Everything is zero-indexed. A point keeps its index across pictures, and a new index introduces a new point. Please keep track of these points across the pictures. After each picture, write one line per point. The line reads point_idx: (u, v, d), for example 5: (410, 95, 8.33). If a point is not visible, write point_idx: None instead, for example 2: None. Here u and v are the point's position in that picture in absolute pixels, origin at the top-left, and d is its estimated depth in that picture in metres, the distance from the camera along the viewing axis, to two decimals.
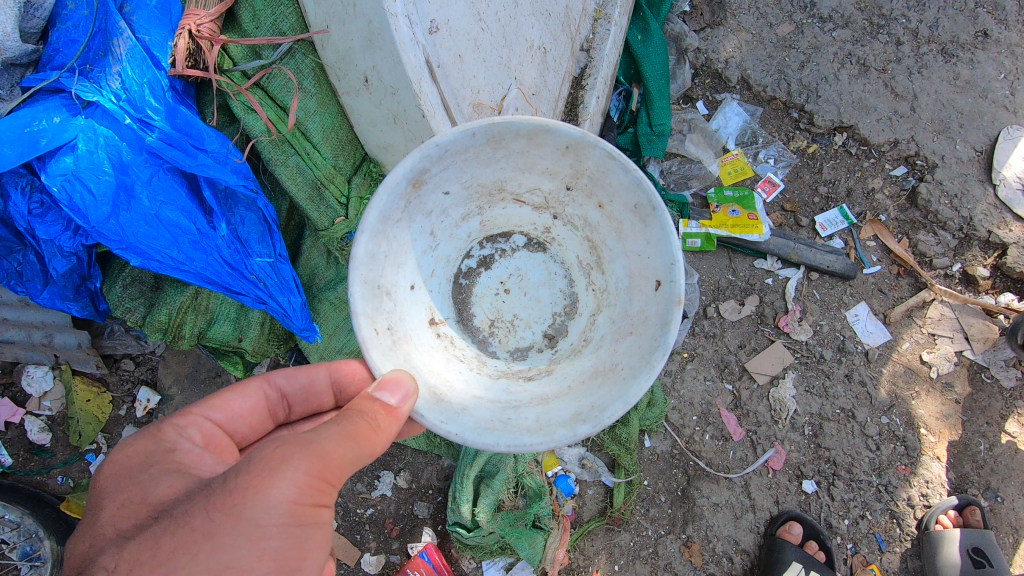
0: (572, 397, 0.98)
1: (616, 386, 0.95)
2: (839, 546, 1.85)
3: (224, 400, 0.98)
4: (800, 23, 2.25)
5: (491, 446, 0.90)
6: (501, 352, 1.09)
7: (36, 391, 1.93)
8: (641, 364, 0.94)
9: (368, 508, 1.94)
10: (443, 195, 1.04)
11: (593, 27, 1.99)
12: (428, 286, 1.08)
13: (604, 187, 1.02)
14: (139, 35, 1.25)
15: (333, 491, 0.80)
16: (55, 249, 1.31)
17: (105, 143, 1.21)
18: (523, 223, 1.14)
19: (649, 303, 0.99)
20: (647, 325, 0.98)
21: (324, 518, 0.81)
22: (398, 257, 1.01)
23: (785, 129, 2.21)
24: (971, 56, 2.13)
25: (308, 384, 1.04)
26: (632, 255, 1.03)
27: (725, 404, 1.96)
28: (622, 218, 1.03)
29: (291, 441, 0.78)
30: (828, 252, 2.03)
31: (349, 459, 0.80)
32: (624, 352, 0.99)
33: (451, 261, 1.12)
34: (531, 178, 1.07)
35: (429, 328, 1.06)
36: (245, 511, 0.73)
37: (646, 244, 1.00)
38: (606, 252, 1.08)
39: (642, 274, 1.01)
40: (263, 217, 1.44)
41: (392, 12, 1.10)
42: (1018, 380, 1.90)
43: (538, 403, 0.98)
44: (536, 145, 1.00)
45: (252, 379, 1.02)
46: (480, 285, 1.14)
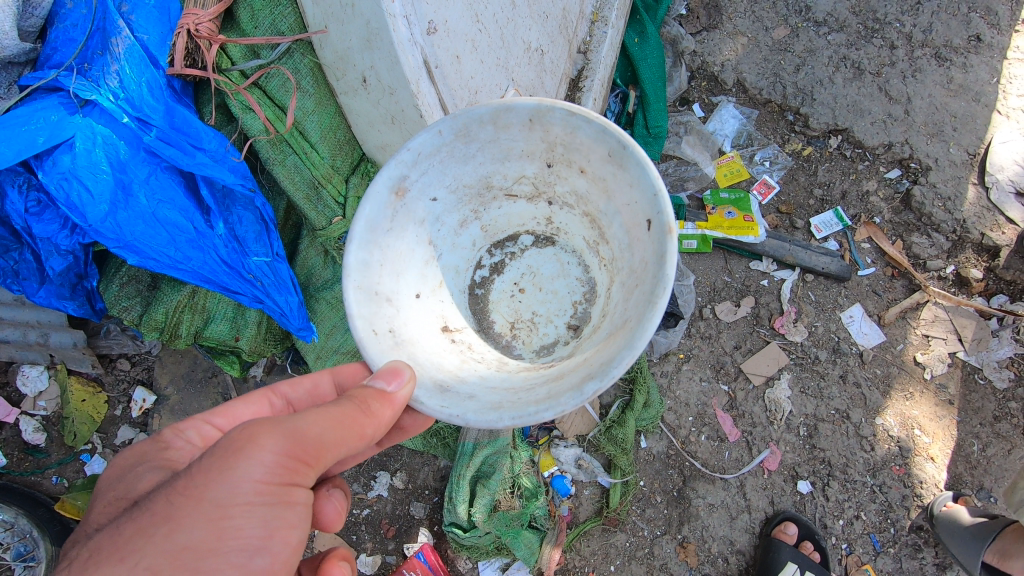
0: (586, 363, 0.92)
1: (624, 337, 0.88)
2: (834, 546, 1.86)
3: (227, 407, 0.96)
4: (796, 26, 2.28)
5: (495, 422, 0.88)
6: (526, 353, 1.08)
7: (31, 391, 1.93)
8: (644, 309, 0.89)
9: (365, 509, 1.94)
10: (431, 202, 1.06)
11: (590, 30, 2.00)
12: (437, 296, 1.08)
13: (579, 151, 1.01)
14: (138, 34, 1.23)
15: (307, 469, 0.79)
16: (52, 247, 1.31)
17: (103, 141, 1.20)
18: (526, 221, 1.14)
19: (647, 248, 0.94)
20: (646, 271, 0.93)
21: (296, 499, 0.78)
22: (397, 265, 1.02)
23: (780, 131, 2.22)
24: (965, 59, 2.15)
25: (314, 389, 1.01)
26: (624, 208, 1.00)
27: (721, 404, 1.97)
28: (604, 173, 1.01)
29: (262, 420, 0.78)
30: (823, 254, 2.04)
31: (322, 435, 0.79)
32: (633, 304, 0.93)
33: (461, 273, 1.13)
34: (514, 167, 1.08)
35: (442, 334, 1.05)
36: (205, 492, 0.72)
37: (631, 188, 0.97)
38: (604, 220, 1.05)
39: (636, 222, 0.98)
40: (260, 216, 1.44)
41: (391, 13, 1.10)
42: (1012, 382, 1.91)
43: (551, 380, 0.93)
44: (506, 127, 1.01)
45: (256, 389, 0.99)
46: (496, 291, 1.14)
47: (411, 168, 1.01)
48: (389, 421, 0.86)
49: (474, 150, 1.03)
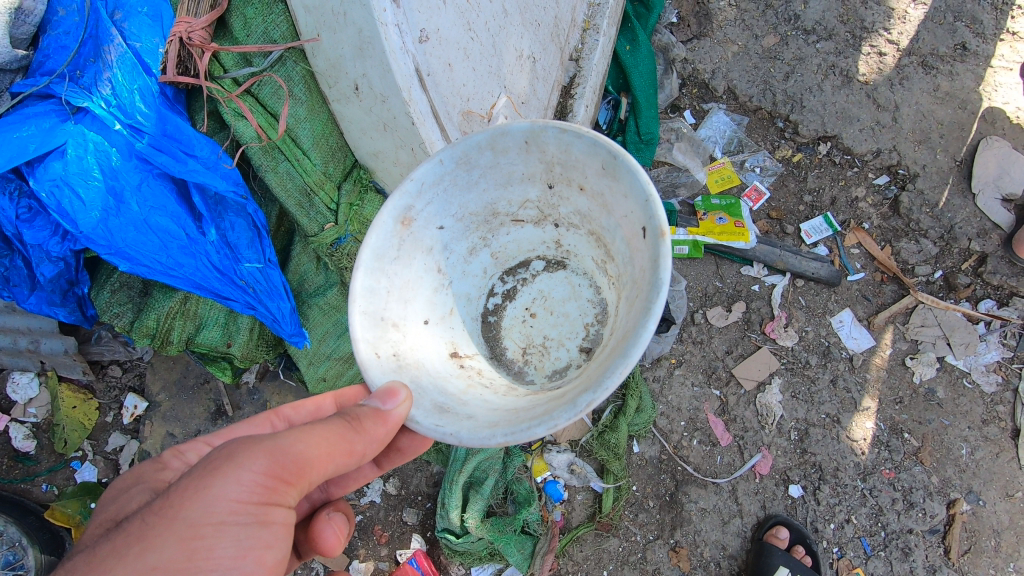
0: (586, 378, 0.91)
1: (620, 350, 0.87)
2: (826, 550, 1.87)
3: (229, 428, 0.98)
4: (785, 34, 2.30)
5: (487, 439, 0.86)
6: (539, 377, 1.09)
7: (21, 398, 1.93)
8: (638, 319, 0.88)
9: (357, 515, 1.93)
10: (439, 230, 1.07)
11: (582, 38, 2.02)
12: (448, 323, 1.10)
13: (577, 169, 1.02)
14: (130, 41, 1.26)
15: (289, 488, 0.79)
16: (43, 254, 1.32)
17: (94, 148, 1.22)
18: (536, 247, 1.17)
19: (644, 256, 0.93)
20: (643, 280, 0.92)
21: (274, 518, 0.78)
22: (405, 293, 1.03)
23: (770, 138, 2.25)
24: (951, 68, 2.17)
25: (315, 412, 1.02)
26: (623, 220, 0.99)
27: (713, 409, 1.98)
28: (602, 187, 1.00)
29: (246, 439, 0.80)
30: (813, 259, 2.06)
31: (305, 454, 0.80)
32: (631, 315, 0.92)
33: (474, 300, 1.16)
34: (517, 191, 1.10)
35: (451, 360, 1.06)
36: (180, 510, 0.73)
37: (626, 199, 0.96)
38: (607, 236, 1.05)
39: (633, 233, 0.97)
40: (252, 223, 1.43)
41: (382, 22, 1.12)
42: (999, 386, 1.94)
43: (551, 399, 0.91)
44: (506, 151, 1.03)
45: (260, 412, 1.00)
46: (508, 317, 1.16)
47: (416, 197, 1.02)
48: (380, 439, 0.87)
49: (476, 175, 1.04)
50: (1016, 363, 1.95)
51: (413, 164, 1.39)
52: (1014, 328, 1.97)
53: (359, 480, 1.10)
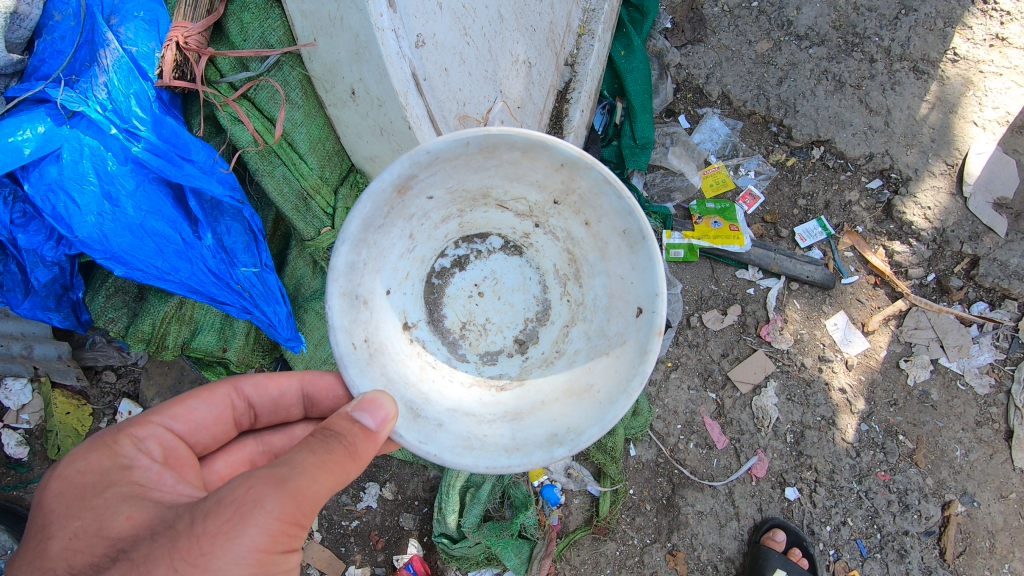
0: (548, 415, 1.04)
1: (592, 410, 1.01)
2: (822, 552, 1.88)
3: (188, 410, 0.97)
4: (778, 40, 2.31)
5: (470, 465, 0.98)
6: (471, 355, 1.12)
7: (14, 404, 1.91)
8: (614, 391, 1.01)
9: (354, 520, 1.92)
10: (426, 200, 1.03)
11: (577, 42, 2.03)
12: (402, 290, 1.09)
13: (595, 208, 1.03)
14: (127, 46, 1.26)
15: (304, 531, 0.80)
16: (37, 259, 1.31)
17: (89, 152, 1.22)
18: (503, 226, 1.13)
19: (628, 328, 1.04)
20: (625, 350, 1.03)
21: (292, 561, 0.80)
22: (377, 264, 1.02)
23: (764, 142, 2.26)
24: (942, 72, 2.19)
25: (278, 396, 1.07)
26: (615, 276, 1.06)
27: (709, 412, 1.98)
28: (608, 239, 1.05)
29: (265, 477, 0.77)
30: (807, 262, 2.08)
31: (320, 495, 0.80)
32: (600, 372, 1.04)
33: (425, 261, 1.11)
34: (519, 188, 1.07)
35: (402, 333, 1.08)
36: (212, 561, 0.71)
37: (632, 270, 1.03)
38: (587, 267, 1.10)
39: (623, 298, 1.05)
40: (248, 227, 1.44)
41: (379, 26, 1.12)
42: (992, 387, 1.96)
43: (512, 420, 1.04)
44: (532, 157, 1.00)
45: (219, 385, 1.02)
46: (453, 287, 1.13)
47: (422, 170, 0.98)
48: (369, 457, 0.89)
49: (490, 163, 1.01)
50: (1008, 364, 1.98)
51: None
52: (1005, 330, 2.01)
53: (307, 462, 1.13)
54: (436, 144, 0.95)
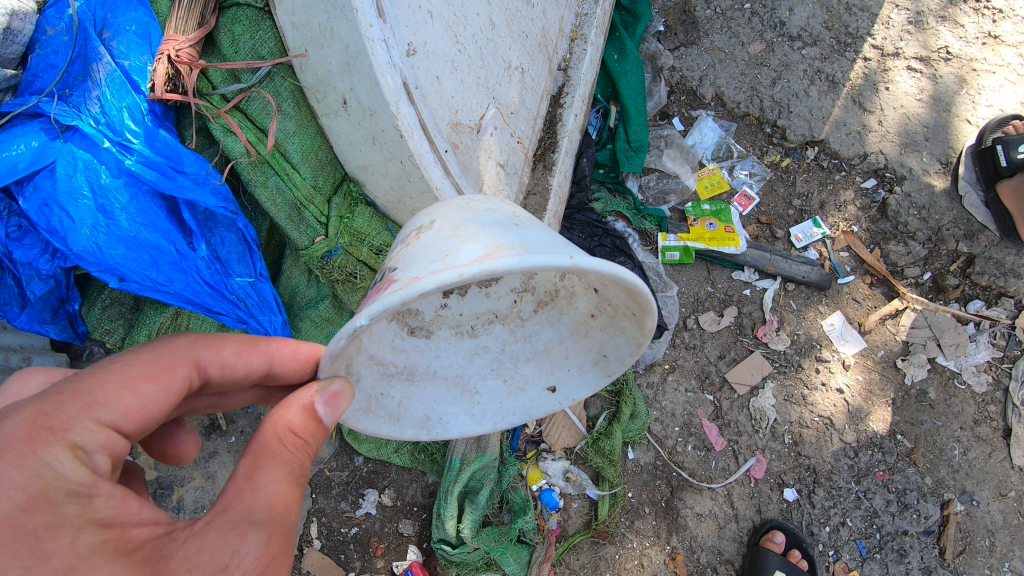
0: (435, 394, 0.96)
1: (463, 412, 0.98)
2: (822, 553, 1.88)
3: (141, 407, 0.76)
4: (771, 41, 2.32)
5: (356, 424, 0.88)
6: None
7: None
8: (488, 416, 0.99)
9: (353, 527, 1.93)
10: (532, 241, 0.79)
11: (570, 47, 2.03)
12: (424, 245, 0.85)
13: (610, 326, 0.95)
14: (119, 60, 1.29)
15: None
16: (33, 272, 1.33)
17: (83, 166, 1.25)
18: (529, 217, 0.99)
19: (536, 379, 1.00)
20: (519, 393, 1.00)
21: None
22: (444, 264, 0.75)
23: (759, 143, 2.27)
24: (935, 71, 2.20)
25: (240, 375, 0.89)
26: (564, 345, 1.00)
27: (707, 414, 1.98)
28: (590, 335, 0.98)
29: (278, 538, 0.76)
30: (803, 263, 2.08)
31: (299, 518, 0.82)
32: (489, 387, 0.99)
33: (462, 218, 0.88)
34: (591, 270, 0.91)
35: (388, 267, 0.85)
36: None
37: (576, 366, 1.00)
38: (558, 310, 1.00)
39: (553, 363, 1.00)
40: (243, 237, 1.45)
41: (368, 37, 1.12)
42: (989, 386, 1.96)
43: (405, 381, 0.94)
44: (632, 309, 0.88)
45: (178, 367, 0.80)
46: None
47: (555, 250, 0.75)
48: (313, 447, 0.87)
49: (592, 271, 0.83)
50: (1005, 362, 1.98)
51: (403, 177, 1.38)
52: (1002, 328, 2.00)
53: (227, 405, 1.01)
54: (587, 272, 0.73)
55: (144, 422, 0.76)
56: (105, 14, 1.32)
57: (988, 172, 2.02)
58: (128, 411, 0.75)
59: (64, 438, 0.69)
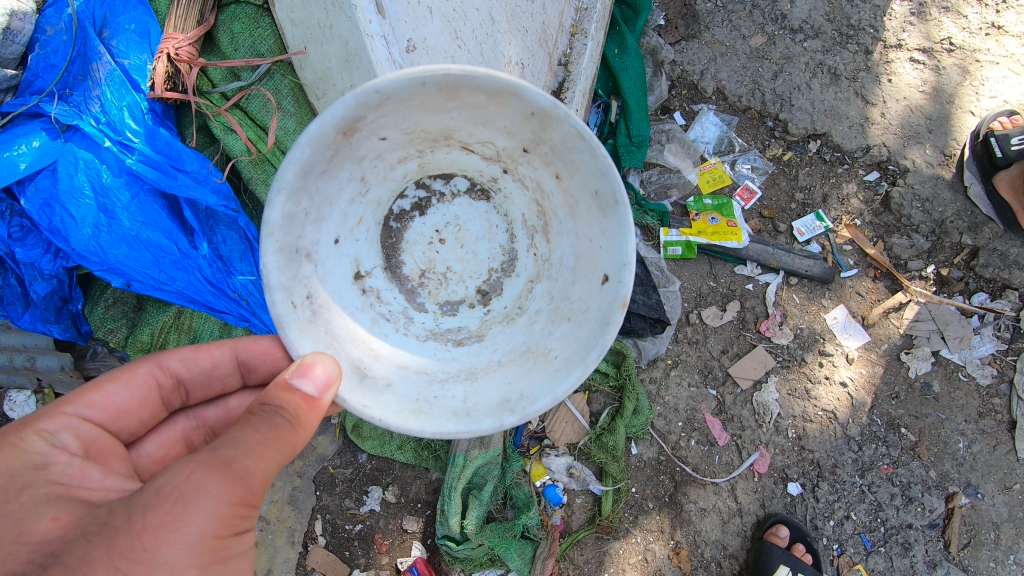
0: (501, 377, 0.95)
1: (547, 378, 0.92)
2: (826, 547, 1.88)
3: (105, 396, 0.93)
4: (772, 34, 2.30)
5: (416, 431, 0.89)
6: (430, 305, 1.01)
7: (18, 416, 1.92)
8: (572, 360, 0.91)
9: (357, 524, 1.93)
10: (379, 141, 0.90)
11: (570, 42, 2.02)
12: (353, 236, 0.97)
13: (567, 164, 0.90)
14: (118, 59, 1.29)
15: (255, 511, 0.77)
16: (36, 272, 1.33)
17: (85, 166, 1.25)
18: (468, 168, 0.99)
19: (591, 295, 0.92)
20: (586, 318, 0.92)
21: (243, 545, 0.77)
22: (321, 212, 0.90)
23: (760, 137, 2.25)
24: (938, 62, 2.19)
25: (209, 367, 1.04)
26: (582, 236, 0.93)
27: (710, 409, 1.98)
28: (579, 195, 0.91)
29: (200, 459, 0.74)
30: (806, 257, 2.07)
31: (268, 474, 0.78)
32: (559, 338, 0.94)
33: (381, 204, 0.99)
34: (485, 132, 0.92)
35: (353, 285, 0.97)
36: (156, 556, 0.69)
37: (602, 234, 0.90)
38: (555, 222, 0.97)
39: (590, 263, 0.93)
40: (244, 236, 1.42)
41: (368, 33, 1.10)
42: (994, 378, 1.95)
43: (465, 379, 0.95)
44: (529, 117, 0.86)
45: (140, 365, 0.98)
46: (413, 232, 1.01)
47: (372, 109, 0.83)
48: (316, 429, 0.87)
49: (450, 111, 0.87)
50: (1010, 355, 1.97)
51: None
52: (1008, 320, 1.99)
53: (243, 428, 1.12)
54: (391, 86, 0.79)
55: (109, 411, 0.93)
56: (105, 13, 1.32)
57: (985, 163, 2.01)
58: (94, 402, 0.92)
59: (33, 426, 0.84)
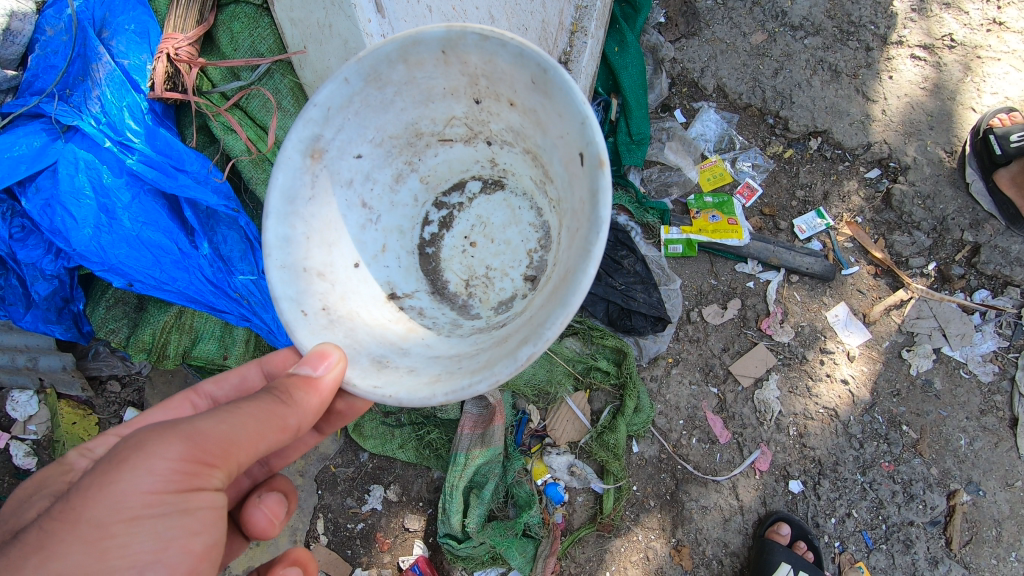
0: (526, 323, 0.86)
1: (562, 295, 0.82)
2: (827, 545, 1.88)
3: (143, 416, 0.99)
4: (773, 31, 2.30)
5: (428, 399, 0.85)
6: (483, 311, 1.03)
7: (21, 416, 1.92)
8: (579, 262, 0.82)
9: (359, 523, 1.94)
10: (356, 158, 0.98)
11: (570, 40, 2.02)
12: (380, 261, 1.03)
13: (505, 84, 0.91)
14: (118, 59, 1.29)
15: (211, 473, 0.76)
16: (37, 273, 1.33)
17: (85, 166, 1.25)
18: (469, 165, 1.07)
19: (582, 185, 0.86)
20: (582, 213, 0.84)
21: (193, 508, 0.75)
22: (325, 235, 0.97)
23: (761, 135, 2.25)
24: (939, 59, 2.18)
25: (240, 383, 1.05)
26: (557, 139, 0.89)
27: (711, 407, 1.98)
28: (533, 103, 0.90)
29: (152, 427, 0.77)
30: (807, 254, 2.07)
31: (224, 437, 0.77)
32: (573, 253, 0.85)
33: (406, 231, 1.07)
34: (440, 108, 0.99)
35: (388, 303, 1.01)
36: (83, 513, 0.70)
37: (561, 118, 0.87)
38: (544, 155, 0.95)
39: (570, 158, 0.88)
40: (245, 235, 1.42)
41: (368, 33, 1.12)
42: (996, 375, 1.95)
43: (493, 344, 0.89)
44: (444, 60, 0.91)
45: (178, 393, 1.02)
46: (446, 248, 1.08)
47: (324, 125, 0.94)
48: (315, 409, 0.86)
49: (390, 95, 0.94)
50: (1012, 352, 1.97)
51: None
52: (1009, 317, 1.99)
53: (297, 447, 1.13)
54: (320, 93, 0.90)
55: None
56: (104, 13, 1.32)
57: (985, 160, 2.01)
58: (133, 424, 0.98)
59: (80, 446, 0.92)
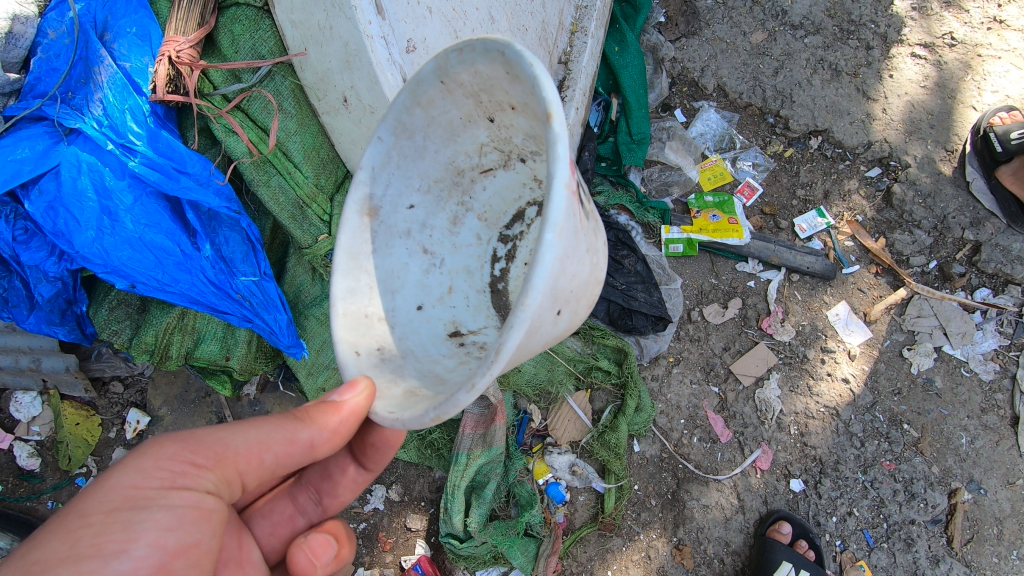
0: None
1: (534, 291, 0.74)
2: (829, 543, 1.88)
3: None
4: (773, 30, 2.30)
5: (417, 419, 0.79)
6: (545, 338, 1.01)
7: (24, 417, 1.93)
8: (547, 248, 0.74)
9: (361, 522, 1.95)
10: (410, 209, 1.01)
11: (570, 40, 2.02)
12: (445, 302, 1.05)
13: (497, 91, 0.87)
14: (120, 62, 1.30)
15: (199, 472, 0.82)
16: (40, 274, 1.34)
17: (87, 168, 1.26)
18: (522, 193, 1.09)
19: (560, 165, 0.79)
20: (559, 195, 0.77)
21: (174, 503, 0.79)
22: (387, 285, 0.99)
23: (761, 134, 2.25)
24: (939, 57, 2.18)
25: None
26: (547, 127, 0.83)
27: (712, 406, 1.99)
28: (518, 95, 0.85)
29: None
30: (807, 253, 2.07)
31: (222, 441, 0.85)
32: None
33: (472, 271, 1.10)
34: (468, 139, 0.99)
35: (451, 339, 1.02)
36: (73, 505, 0.75)
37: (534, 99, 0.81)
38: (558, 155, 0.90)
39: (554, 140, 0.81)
40: (247, 236, 1.44)
41: (368, 35, 1.13)
42: (997, 373, 1.95)
43: None
44: (446, 89, 0.89)
45: None
46: (513, 280, 1.09)
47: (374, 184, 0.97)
48: (331, 428, 0.87)
49: (421, 141, 0.95)
50: (1012, 350, 1.97)
51: None
52: (1010, 316, 1.99)
53: (348, 486, 1.09)
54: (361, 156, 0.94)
55: None
56: (106, 15, 1.32)
57: (986, 158, 2.02)
58: None
59: None
